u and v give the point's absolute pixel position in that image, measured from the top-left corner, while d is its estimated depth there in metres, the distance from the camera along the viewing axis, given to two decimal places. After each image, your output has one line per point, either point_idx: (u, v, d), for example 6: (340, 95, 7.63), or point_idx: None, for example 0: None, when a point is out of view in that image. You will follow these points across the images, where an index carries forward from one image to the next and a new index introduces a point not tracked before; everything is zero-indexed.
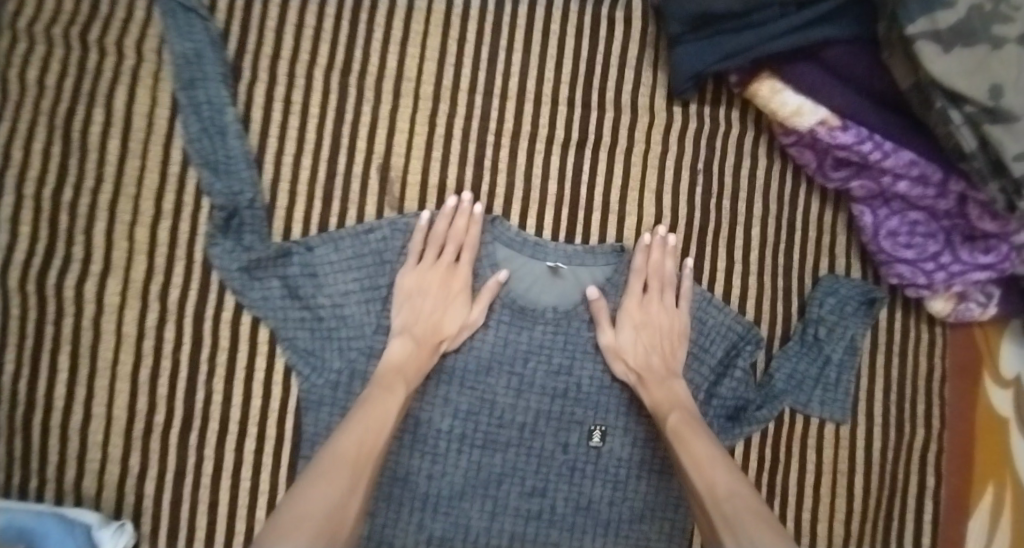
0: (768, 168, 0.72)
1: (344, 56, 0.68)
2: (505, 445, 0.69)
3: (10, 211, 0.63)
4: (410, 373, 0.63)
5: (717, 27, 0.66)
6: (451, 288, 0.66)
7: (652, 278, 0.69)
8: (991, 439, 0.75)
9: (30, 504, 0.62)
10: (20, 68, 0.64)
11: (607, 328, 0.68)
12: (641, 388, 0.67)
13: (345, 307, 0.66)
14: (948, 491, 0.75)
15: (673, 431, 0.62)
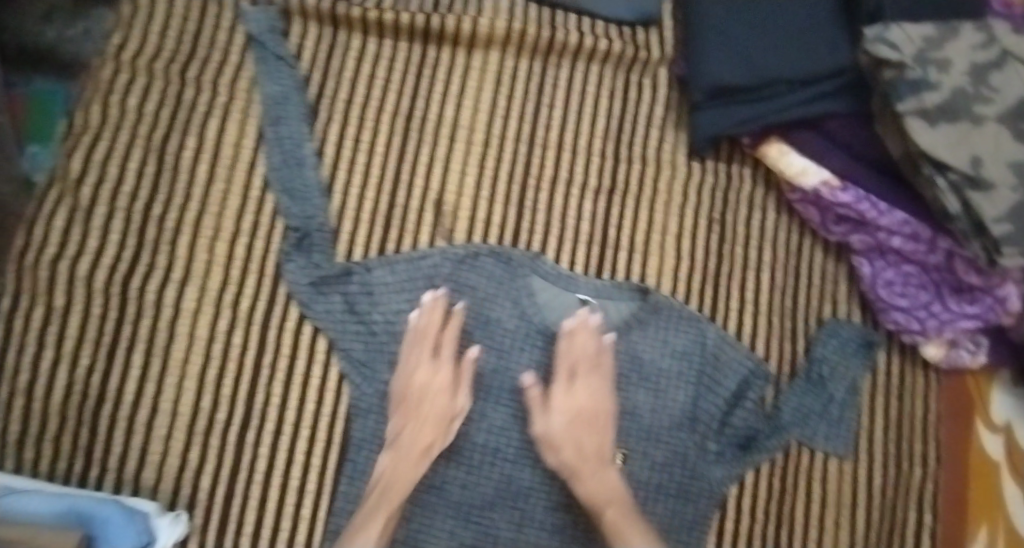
0: (777, 220, 0.81)
1: (408, 104, 0.78)
2: (532, 461, 0.73)
3: (104, 219, 0.71)
4: (400, 486, 0.66)
5: (734, 97, 0.74)
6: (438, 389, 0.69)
7: (578, 361, 0.72)
8: (984, 481, 0.80)
9: (91, 493, 0.65)
10: (125, 97, 0.73)
11: (540, 417, 0.70)
12: (575, 481, 0.68)
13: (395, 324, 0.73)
14: (944, 530, 0.79)
15: (610, 523, 0.66)
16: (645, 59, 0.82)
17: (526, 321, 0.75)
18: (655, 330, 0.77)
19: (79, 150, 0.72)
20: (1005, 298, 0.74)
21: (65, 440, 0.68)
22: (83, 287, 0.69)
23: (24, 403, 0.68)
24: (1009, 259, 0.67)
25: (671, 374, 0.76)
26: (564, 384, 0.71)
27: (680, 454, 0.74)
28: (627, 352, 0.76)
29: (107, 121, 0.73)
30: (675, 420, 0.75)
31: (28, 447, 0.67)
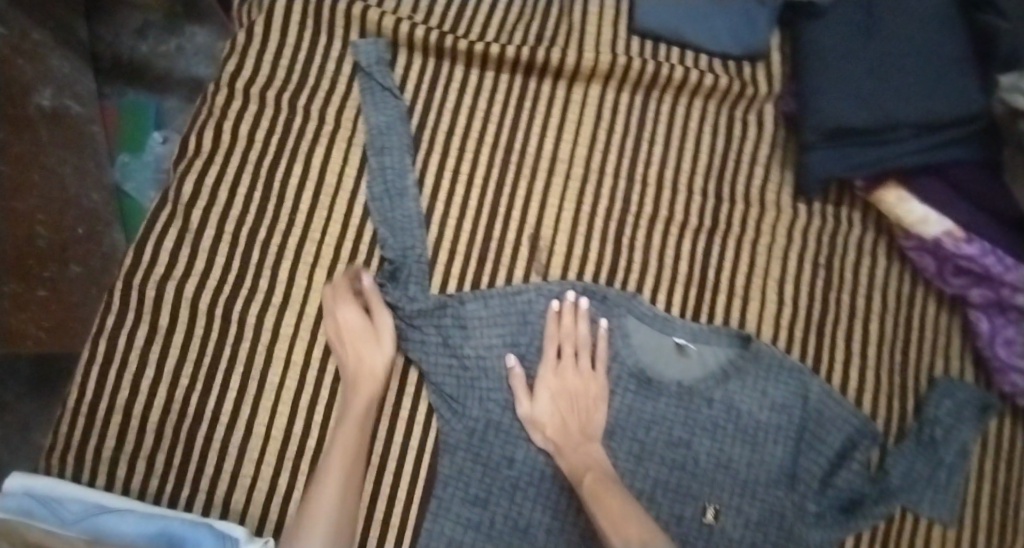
0: (889, 269, 0.77)
1: (508, 137, 0.77)
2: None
3: (211, 242, 0.72)
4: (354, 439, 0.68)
5: (850, 139, 0.72)
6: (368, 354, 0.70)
7: (565, 343, 0.72)
8: None
9: (182, 513, 0.67)
10: (236, 123, 0.75)
11: (525, 401, 0.71)
12: (559, 458, 0.69)
13: (489, 360, 0.72)
14: None
15: (590, 488, 0.64)
16: (751, 95, 0.78)
17: (619, 363, 0.73)
18: (753, 380, 0.73)
19: (190, 174, 0.74)
20: None
21: (162, 457, 0.69)
22: (188, 308, 0.71)
23: (125, 420, 0.70)
24: None
25: (769, 427, 0.73)
26: (552, 367, 0.71)
27: (775, 513, 0.71)
28: (722, 402, 0.73)
29: (217, 147, 0.75)
30: (771, 476, 0.72)
31: (125, 464, 0.69)
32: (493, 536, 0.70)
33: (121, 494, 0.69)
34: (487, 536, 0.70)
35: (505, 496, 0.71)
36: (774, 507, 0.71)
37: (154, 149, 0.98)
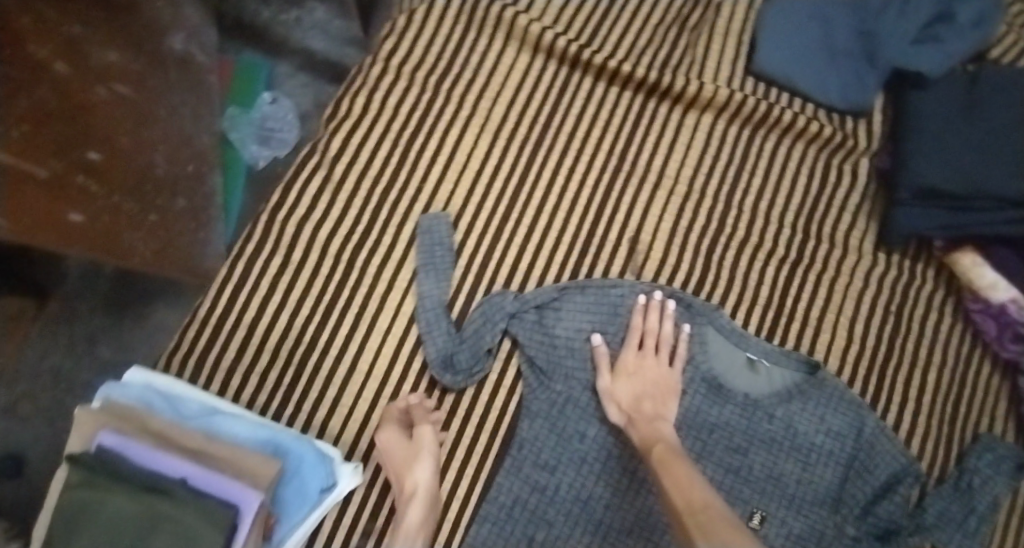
0: (951, 325, 0.83)
1: (621, 147, 0.86)
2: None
3: (347, 195, 0.81)
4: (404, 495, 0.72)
5: (937, 201, 0.78)
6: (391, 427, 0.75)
7: (648, 336, 0.77)
8: None
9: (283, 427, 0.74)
10: (384, 93, 0.84)
11: (606, 376, 0.76)
12: (631, 430, 0.73)
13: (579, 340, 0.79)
14: None
15: (658, 459, 0.67)
16: (851, 147, 0.87)
17: (694, 367, 0.79)
18: (815, 403, 0.78)
19: (339, 131, 0.83)
20: None
21: (272, 375, 0.78)
22: (319, 249, 0.80)
23: (247, 336, 0.78)
24: None
25: (822, 450, 0.77)
26: (634, 353, 0.77)
27: (816, 530, 0.75)
28: (783, 419, 0.78)
29: (365, 110, 0.83)
30: (818, 495, 0.76)
31: (238, 376, 0.78)
32: (555, 502, 0.76)
33: (231, 401, 0.77)
34: (549, 500, 0.76)
35: (572, 467, 0.77)
36: (816, 524, 0.75)
37: (262, 107, 1.04)
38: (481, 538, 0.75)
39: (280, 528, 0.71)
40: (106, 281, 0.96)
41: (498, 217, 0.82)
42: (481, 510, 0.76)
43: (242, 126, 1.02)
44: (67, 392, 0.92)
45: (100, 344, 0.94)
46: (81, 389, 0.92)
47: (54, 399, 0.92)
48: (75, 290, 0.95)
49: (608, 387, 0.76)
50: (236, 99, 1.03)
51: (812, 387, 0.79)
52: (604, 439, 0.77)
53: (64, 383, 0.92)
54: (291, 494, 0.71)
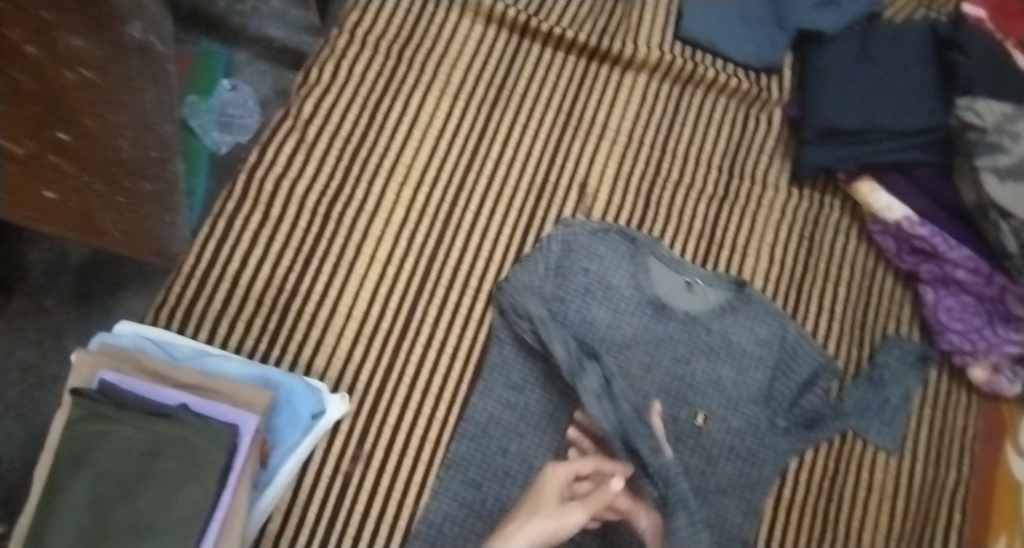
0: (856, 245, 0.96)
1: (569, 104, 0.96)
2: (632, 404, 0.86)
3: (320, 153, 0.88)
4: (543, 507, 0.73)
5: (839, 137, 0.91)
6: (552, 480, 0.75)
7: None
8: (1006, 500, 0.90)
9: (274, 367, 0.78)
10: (352, 61, 0.92)
11: None
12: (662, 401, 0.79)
13: (542, 273, 0.88)
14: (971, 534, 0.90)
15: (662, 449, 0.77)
16: (765, 98, 0.99)
17: (640, 291, 0.90)
18: (743, 317, 0.90)
19: (311, 96, 0.90)
20: None
21: (258, 321, 0.82)
22: (296, 202, 0.86)
23: (232, 286, 0.82)
24: None
25: (754, 356, 0.89)
26: None
27: (751, 425, 0.87)
28: (718, 331, 0.89)
29: (335, 77, 0.91)
30: (752, 395, 0.88)
31: (225, 324, 0.81)
32: (525, 416, 0.85)
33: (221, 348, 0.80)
34: (520, 415, 0.85)
35: (539, 384, 0.86)
36: (751, 419, 0.87)
37: (223, 94, 1.09)
38: (461, 453, 0.83)
39: (274, 455, 0.75)
40: (71, 274, 0.98)
41: (462, 170, 0.91)
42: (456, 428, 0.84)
43: (202, 115, 1.07)
44: (37, 387, 0.93)
45: (69, 336, 0.95)
46: (51, 384, 0.94)
47: (25, 395, 0.93)
48: (44, 281, 0.97)
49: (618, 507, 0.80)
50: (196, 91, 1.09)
51: (742, 305, 0.91)
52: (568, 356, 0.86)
53: (33, 378, 0.94)
54: (283, 425, 0.75)
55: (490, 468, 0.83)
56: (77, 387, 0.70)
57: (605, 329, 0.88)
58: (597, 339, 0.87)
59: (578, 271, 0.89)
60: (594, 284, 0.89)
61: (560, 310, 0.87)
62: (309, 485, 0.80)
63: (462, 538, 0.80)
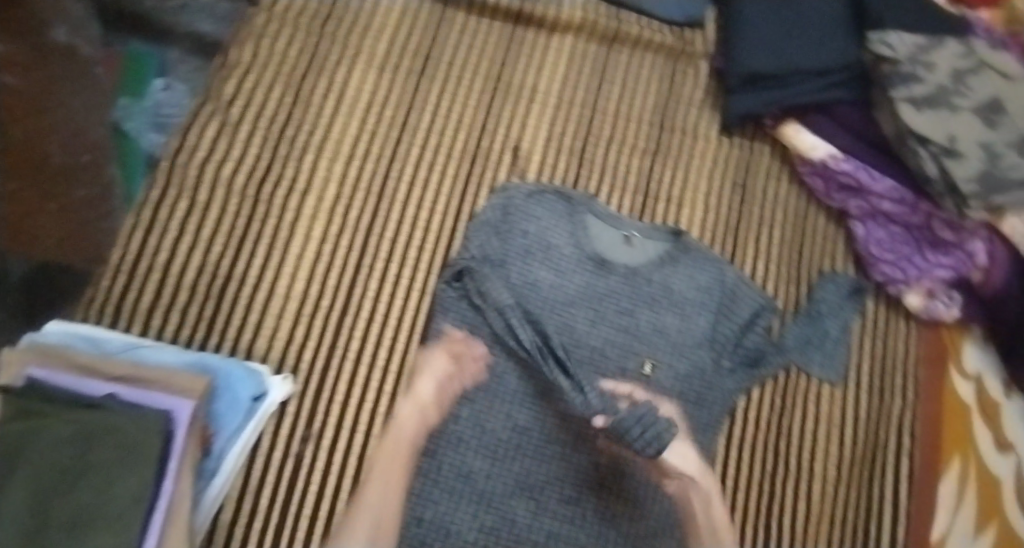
0: (788, 189, 0.98)
1: (497, 69, 0.96)
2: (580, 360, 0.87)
3: (244, 135, 0.87)
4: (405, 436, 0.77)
5: (761, 83, 0.93)
6: (406, 414, 0.79)
7: None
8: (955, 420, 0.94)
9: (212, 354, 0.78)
10: (272, 41, 0.91)
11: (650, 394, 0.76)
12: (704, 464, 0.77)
13: (491, 244, 0.88)
14: (922, 458, 0.94)
15: None
16: (690, 52, 1.01)
17: (580, 248, 0.90)
18: (682, 266, 0.92)
19: (232, 78, 0.89)
20: (973, 252, 0.90)
21: (193, 310, 0.81)
22: (223, 187, 0.85)
23: (164, 276, 0.81)
24: (972, 212, 0.85)
25: (695, 303, 0.90)
26: None
27: (697, 369, 0.89)
28: (659, 281, 0.91)
29: (255, 59, 0.90)
30: (696, 340, 0.89)
31: (159, 315, 0.80)
32: (474, 381, 0.87)
33: (155, 339, 0.79)
34: (469, 381, 0.87)
35: (485, 347, 0.87)
36: (697, 364, 0.89)
37: None
38: None
39: (217, 440, 0.75)
40: None
41: (392, 141, 0.91)
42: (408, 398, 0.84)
43: None
44: None
45: None
46: None
47: None
48: None
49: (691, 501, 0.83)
50: (129, 91, 0.86)
51: (681, 254, 0.92)
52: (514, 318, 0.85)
53: None
54: (223, 409, 0.75)
55: (443, 435, 0.86)
56: (4, 384, 0.69)
57: (549, 288, 0.88)
58: (545, 301, 0.88)
59: (516, 233, 0.89)
60: (539, 248, 0.89)
61: (505, 274, 0.87)
62: (262, 468, 0.79)
63: (420, 507, 0.83)
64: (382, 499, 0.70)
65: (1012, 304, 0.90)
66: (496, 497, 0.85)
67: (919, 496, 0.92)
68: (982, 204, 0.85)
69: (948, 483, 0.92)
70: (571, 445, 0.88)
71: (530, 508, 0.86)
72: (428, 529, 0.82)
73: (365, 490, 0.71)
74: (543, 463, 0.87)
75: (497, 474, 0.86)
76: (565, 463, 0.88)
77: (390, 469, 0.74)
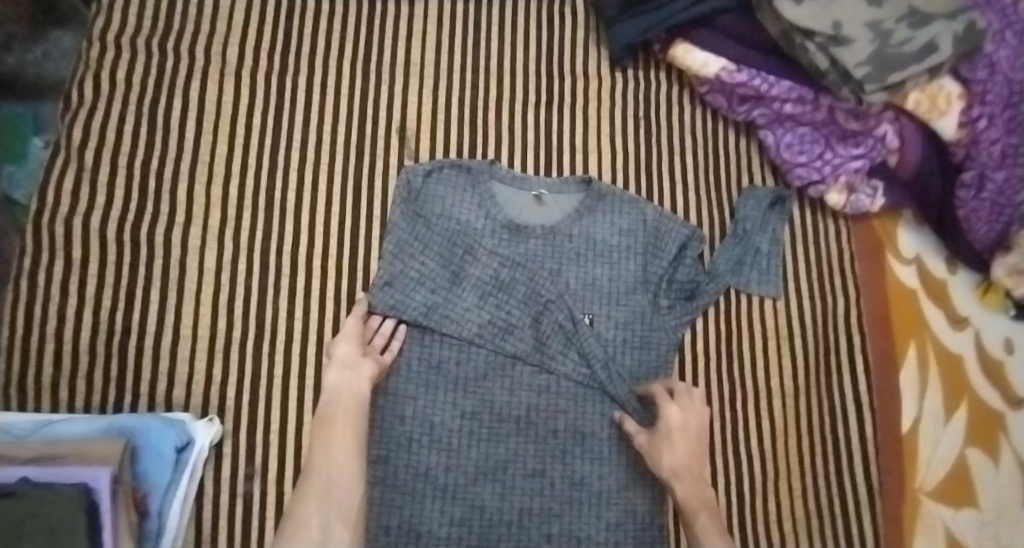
0: (692, 111, 0.96)
1: (363, 51, 0.92)
2: (520, 334, 0.85)
3: (107, 179, 0.82)
4: (343, 405, 0.71)
5: (637, 8, 0.89)
6: (337, 376, 0.73)
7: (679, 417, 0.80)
8: (904, 305, 0.95)
9: (128, 414, 0.75)
10: (114, 72, 0.86)
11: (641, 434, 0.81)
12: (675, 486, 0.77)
13: (406, 239, 0.84)
14: (879, 350, 0.94)
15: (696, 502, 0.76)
16: None
17: (492, 219, 0.87)
18: (599, 214, 0.89)
19: (79, 122, 0.83)
20: (882, 136, 0.90)
21: (97, 372, 0.77)
22: (97, 237, 0.80)
23: (58, 345, 0.77)
24: (870, 96, 0.83)
25: (621, 248, 0.89)
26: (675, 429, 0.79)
27: (637, 313, 0.88)
28: (580, 234, 0.88)
29: (100, 95, 0.85)
30: (628, 285, 0.88)
31: (64, 386, 0.76)
32: (411, 377, 0.83)
33: (65, 412, 0.75)
34: (406, 378, 0.83)
35: (415, 341, 0.84)
36: (636, 308, 0.88)
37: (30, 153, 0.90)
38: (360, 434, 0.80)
39: (152, 499, 0.72)
40: None
41: (269, 149, 0.86)
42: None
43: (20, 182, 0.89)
44: None
45: None
46: None
47: None
48: None
49: (648, 436, 0.81)
50: (9, 154, 0.86)
51: (597, 200, 0.89)
52: (443, 312, 0.83)
53: None
54: (150, 466, 0.73)
55: (392, 439, 0.81)
56: None
57: (471, 268, 0.85)
58: (472, 283, 0.85)
59: (423, 219, 0.85)
60: (454, 231, 0.85)
61: (426, 267, 0.84)
62: (212, 515, 0.76)
63: (384, 515, 0.79)
64: (323, 493, 0.65)
65: (935, 179, 0.91)
66: (461, 487, 0.82)
67: (884, 389, 0.92)
68: (879, 85, 0.82)
69: (909, 370, 0.93)
70: (525, 417, 0.84)
71: (497, 490, 0.82)
72: (397, 535, 0.79)
73: (303, 483, 0.66)
74: (500, 442, 0.84)
75: (456, 464, 0.82)
76: (523, 437, 0.84)
77: (333, 446, 0.68)
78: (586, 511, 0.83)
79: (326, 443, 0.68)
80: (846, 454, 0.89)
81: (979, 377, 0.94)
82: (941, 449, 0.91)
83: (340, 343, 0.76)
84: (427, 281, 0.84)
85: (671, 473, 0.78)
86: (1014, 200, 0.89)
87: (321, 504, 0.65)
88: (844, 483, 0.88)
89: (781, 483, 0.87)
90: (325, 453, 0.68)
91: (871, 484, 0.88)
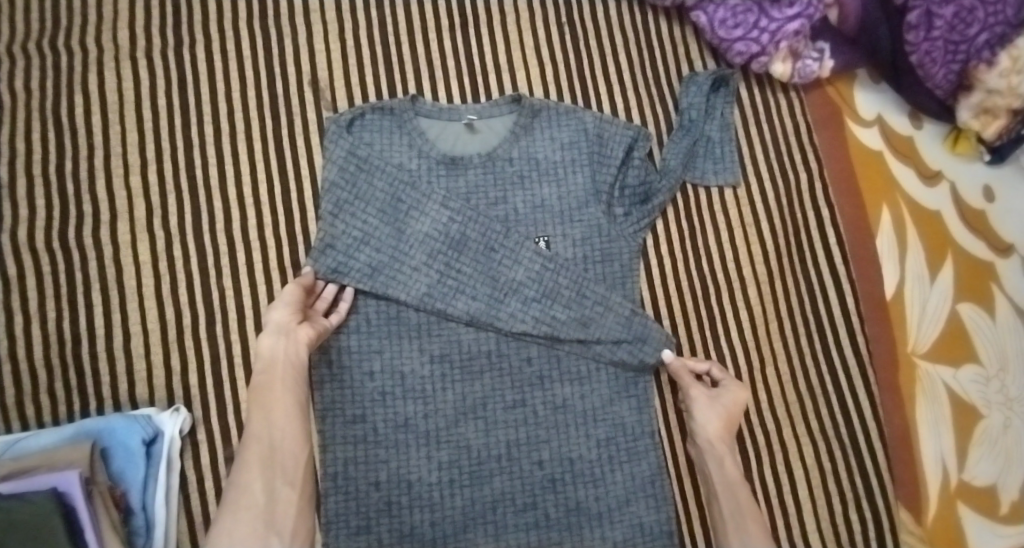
0: (616, 8, 0.92)
1: (258, 5, 0.88)
2: (471, 293, 0.80)
3: (25, 189, 0.79)
4: (276, 374, 0.71)
5: None
6: (271, 344, 0.72)
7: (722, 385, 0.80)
8: (873, 169, 0.92)
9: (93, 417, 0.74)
10: (7, 80, 0.82)
11: (694, 391, 0.79)
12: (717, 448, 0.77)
13: (345, 198, 0.81)
14: (852, 221, 0.90)
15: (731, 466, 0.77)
16: None
17: (425, 156, 0.83)
18: (536, 131, 0.85)
19: None
20: None
21: (57, 384, 0.76)
22: (26, 250, 0.78)
23: (9, 365, 0.75)
24: None
25: (564, 162, 0.85)
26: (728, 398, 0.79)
27: (593, 227, 0.84)
28: (520, 156, 0.84)
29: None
30: (579, 199, 0.84)
31: (25, 404, 0.75)
32: (372, 332, 0.80)
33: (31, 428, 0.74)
34: (366, 334, 0.80)
35: (370, 297, 0.81)
36: (591, 222, 0.84)
37: None
38: (329, 399, 0.78)
39: (133, 496, 0.72)
40: None
41: (183, 128, 0.83)
42: (321, 376, 0.78)
43: None
44: None
45: None
46: None
47: None
48: None
49: (701, 403, 0.79)
50: None
51: (532, 117, 0.85)
52: (390, 273, 0.80)
53: None
54: (124, 465, 0.72)
55: (364, 397, 0.78)
56: None
57: (412, 217, 0.81)
58: (420, 239, 0.81)
59: (350, 173, 0.81)
60: (392, 182, 0.81)
61: (368, 226, 0.80)
62: (200, 500, 0.76)
63: (370, 471, 0.77)
64: (265, 462, 0.67)
65: (881, 27, 0.88)
66: (443, 432, 0.79)
67: (861, 259, 0.89)
68: None
69: (887, 236, 0.90)
70: (496, 350, 0.81)
71: (479, 428, 0.79)
72: (388, 489, 0.76)
73: (244, 451, 0.68)
74: (474, 381, 0.80)
75: (434, 410, 0.79)
76: (497, 372, 0.81)
77: (271, 413, 0.70)
78: (573, 432, 0.80)
79: (263, 411, 0.70)
80: (832, 329, 0.86)
81: (962, 229, 0.91)
82: (931, 307, 0.88)
83: (273, 309, 0.74)
84: (370, 239, 0.80)
85: (720, 446, 0.77)
86: (969, 35, 0.84)
87: (262, 473, 0.67)
88: (831, 359, 0.85)
89: (768, 370, 0.84)
90: (258, 423, 0.69)
91: (859, 355, 0.86)
